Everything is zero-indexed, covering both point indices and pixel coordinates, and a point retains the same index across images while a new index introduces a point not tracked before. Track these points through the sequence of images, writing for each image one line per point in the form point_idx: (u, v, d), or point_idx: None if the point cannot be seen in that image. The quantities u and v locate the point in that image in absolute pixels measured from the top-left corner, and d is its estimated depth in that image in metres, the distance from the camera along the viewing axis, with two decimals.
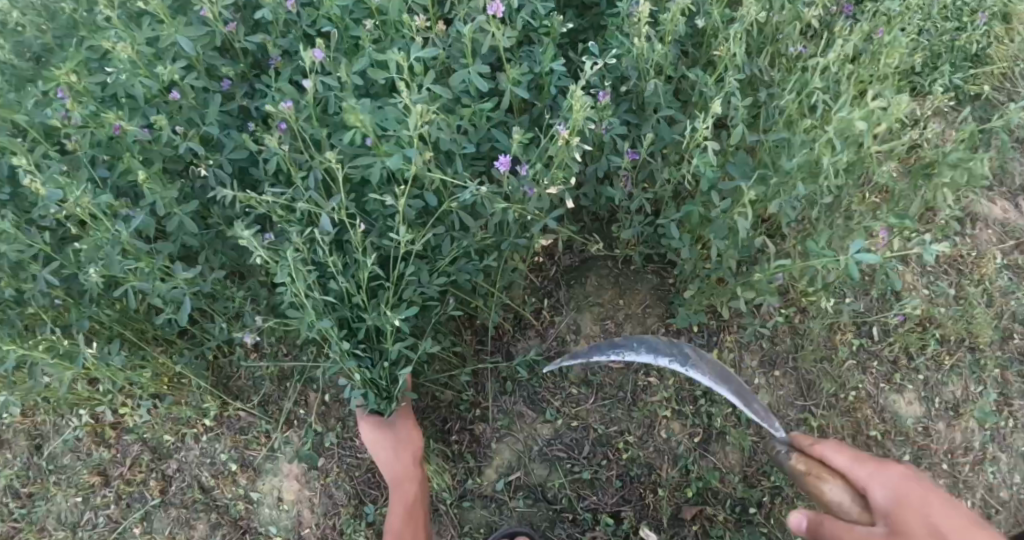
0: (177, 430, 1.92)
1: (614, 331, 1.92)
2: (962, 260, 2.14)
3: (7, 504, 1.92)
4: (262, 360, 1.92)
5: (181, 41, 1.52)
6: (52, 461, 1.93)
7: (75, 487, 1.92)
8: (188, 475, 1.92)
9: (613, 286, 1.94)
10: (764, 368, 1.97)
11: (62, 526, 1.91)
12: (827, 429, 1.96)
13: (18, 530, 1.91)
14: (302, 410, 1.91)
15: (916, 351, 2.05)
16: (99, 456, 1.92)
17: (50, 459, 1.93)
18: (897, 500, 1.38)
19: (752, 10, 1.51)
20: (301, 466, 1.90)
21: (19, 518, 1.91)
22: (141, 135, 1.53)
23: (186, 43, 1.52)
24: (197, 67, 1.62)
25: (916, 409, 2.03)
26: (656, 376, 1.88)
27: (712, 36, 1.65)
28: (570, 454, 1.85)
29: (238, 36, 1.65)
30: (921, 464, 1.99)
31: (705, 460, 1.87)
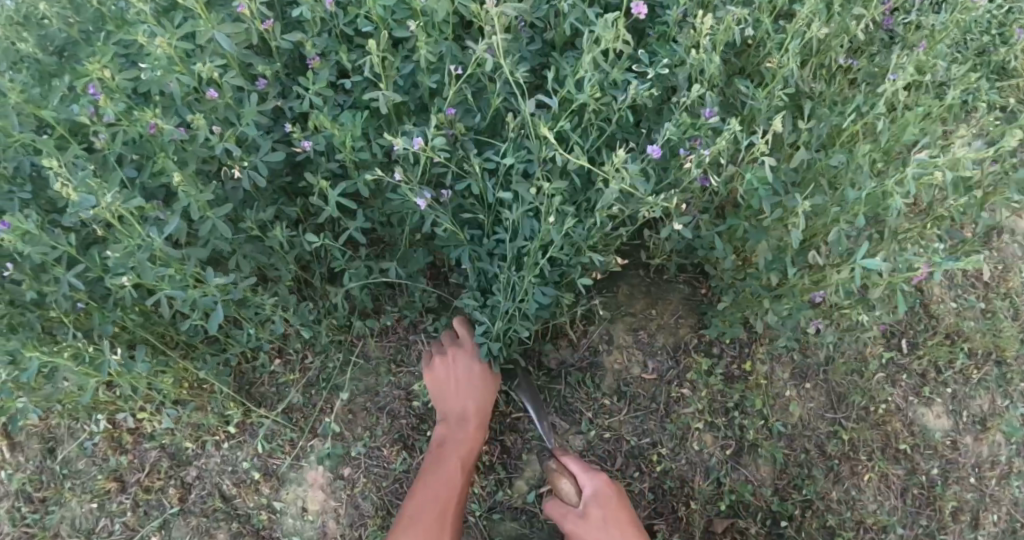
0: (197, 437, 1.84)
1: (647, 341, 1.90)
2: (989, 274, 2.14)
3: (19, 509, 1.83)
4: (286, 367, 1.86)
5: (220, 38, 1.47)
6: (66, 466, 1.83)
7: (89, 493, 1.82)
8: (208, 483, 1.83)
9: (645, 295, 1.93)
10: (796, 380, 1.95)
11: (76, 533, 1.82)
12: (858, 441, 1.94)
13: (29, 537, 1.82)
14: (328, 418, 1.85)
15: (944, 364, 2.04)
16: (117, 462, 1.83)
17: (64, 464, 1.83)
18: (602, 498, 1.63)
19: (806, 20, 1.49)
20: (326, 476, 1.84)
21: (31, 524, 1.82)
22: (177, 135, 1.48)
23: (226, 40, 1.47)
24: (233, 64, 1.58)
25: (944, 422, 2.02)
26: (689, 388, 1.87)
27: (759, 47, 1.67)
28: (603, 466, 1.82)
29: (275, 34, 1.61)
30: (950, 478, 1.98)
31: (737, 473, 1.86)
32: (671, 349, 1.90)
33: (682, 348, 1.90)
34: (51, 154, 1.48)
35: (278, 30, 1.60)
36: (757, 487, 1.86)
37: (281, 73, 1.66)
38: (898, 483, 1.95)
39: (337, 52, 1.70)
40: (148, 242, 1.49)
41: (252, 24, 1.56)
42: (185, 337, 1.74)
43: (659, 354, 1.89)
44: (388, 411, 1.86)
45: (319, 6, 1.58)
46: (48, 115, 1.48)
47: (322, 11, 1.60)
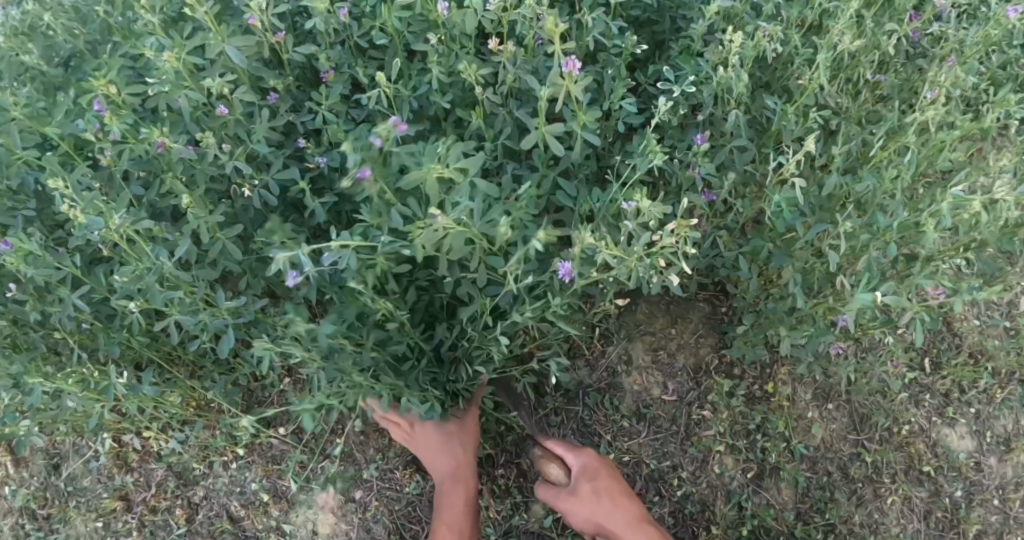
0: (205, 456, 1.79)
1: (667, 361, 1.85)
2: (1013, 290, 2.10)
3: (23, 526, 1.76)
4: (298, 386, 1.82)
5: (230, 52, 1.42)
6: (71, 483, 1.77)
7: (95, 511, 1.76)
8: (216, 504, 1.78)
9: (666, 314, 1.88)
10: (818, 401, 1.90)
11: None
12: (881, 463, 1.89)
13: None
14: (338, 440, 1.80)
15: (968, 384, 2.00)
16: (123, 481, 1.77)
17: (68, 481, 1.77)
18: (583, 465, 1.63)
19: (838, 37, 1.44)
20: (338, 498, 1.79)
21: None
22: (186, 154, 1.43)
23: (236, 54, 1.42)
24: (243, 78, 1.53)
25: (968, 443, 1.98)
26: (710, 409, 1.82)
27: (787, 64, 1.62)
28: (621, 490, 1.77)
29: (287, 47, 1.55)
30: (973, 501, 1.94)
31: (758, 497, 1.81)
32: (692, 369, 1.85)
33: (702, 369, 1.85)
34: (56, 172, 1.43)
35: (290, 43, 1.55)
36: (778, 512, 1.81)
37: (292, 87, 1.61)
38: (921, 506, 1.91)
39: (351, 64, 1.65)
40: (155, 263, 1.44)
41: (263, 36, 1.51)
42: (193, 356, 1.69)
43: (679, 375, 1.84)
44: (402, 433, 1.82)
45: (333, 17, 1.53)
46: (53, 130, 1.42)
47: (336, 23, 1.55)
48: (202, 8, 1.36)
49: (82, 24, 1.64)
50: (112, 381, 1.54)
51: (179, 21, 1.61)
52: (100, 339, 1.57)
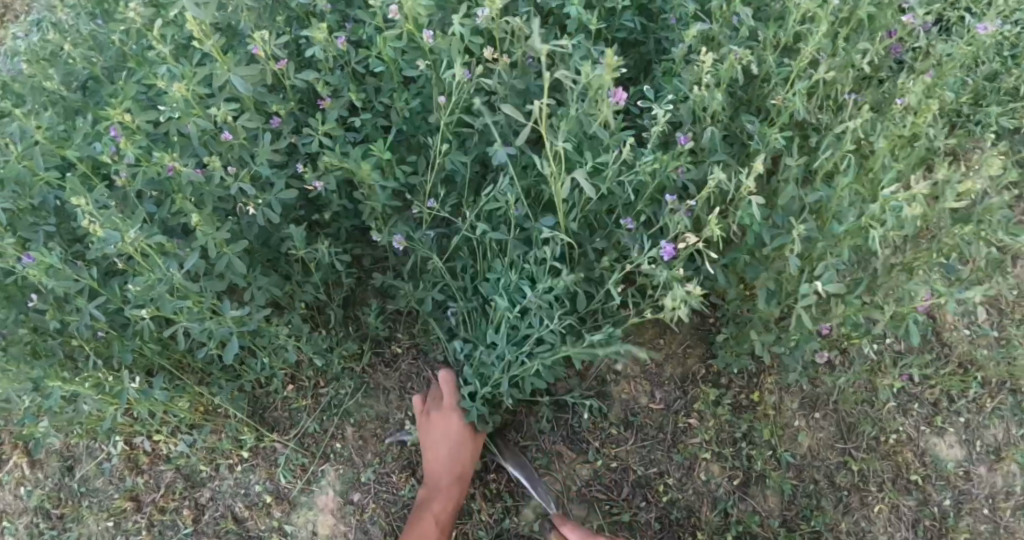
0: (212, 459, 1.87)
1: (655, 371, 1.90)
2: (1003, 300, 2.13)
3: (38, 525, 1.85)
4: (300, 393, 1.90)
5: (236, 81, 1.51)
6: (84, 484, 1.87)
7: (106, 511, 1.85)
8: (221, 505, 1.86)
9: (655, 325, 1.93)
10: (804, 410, 1.94)
11: None
12: (867, 472, 1.93)
13: None
14: (339, 444, 1.89)
15: (958, 393, 2.03)
16: (133, 482, 1.86)
17: (81, 482, 1.87)
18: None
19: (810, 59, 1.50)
20: (337, 500, 1.86)
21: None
22: (195, 176, 1.53)
23: (241, 82, 1.51)
24: (248, 104, 1.62)
25: (957, 452, 2.00)
26: (696, 417, 1.87)
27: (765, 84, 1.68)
28: (609, 495, 1.83)
29: (289, 73, 1.65)
30: (962, 509, 1.96)
31: (744, 504, 1.86)
32: (679, 379, 1.90)
33: (690, 378, 1.90)
34: (73, 192, 1.53)
35: (292, 69, 1.64)
36: (764, 518, 1.85)
37: (295, 109, 1.70)
38: (909, 514, 1.94)
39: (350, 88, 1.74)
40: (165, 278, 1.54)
41: (266, 63, 1.60)
42: (200, 364, 1.79)
43: (667, 384, 1.90)
44: (399, 438, 1.90)
45: (333, 45, 1.62)
46: (71, 154, 1.53)
47: (335, 50, 1.64)
48: (208, 41, 1.45)
49: (99, 52, 1.75)
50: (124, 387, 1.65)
51: (189, 48, 1.71)
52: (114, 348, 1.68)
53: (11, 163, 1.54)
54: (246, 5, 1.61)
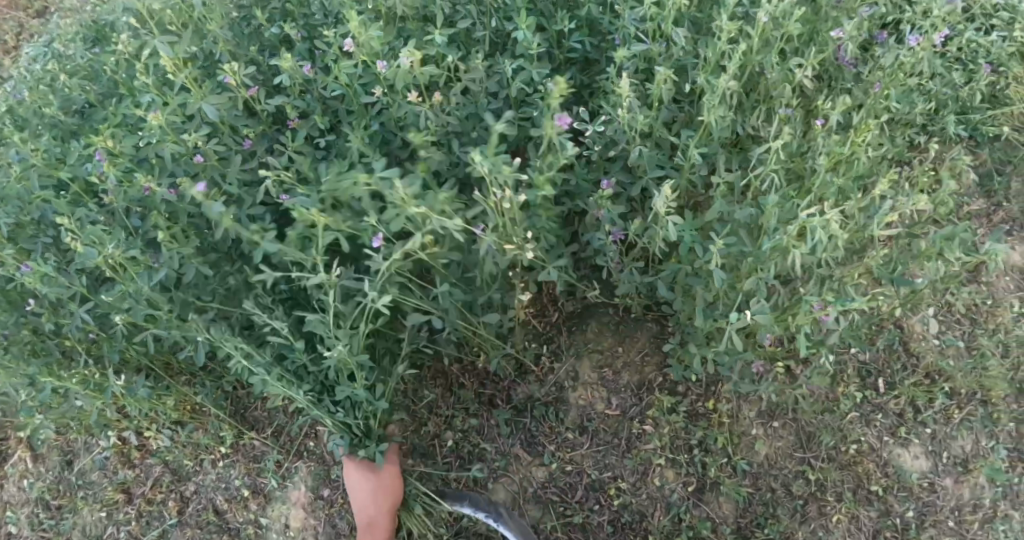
0: (196, 455, 2.01)
1: (612, 378, 1.96)
2: (975, 310, 2.13)
3: (39, 514, 2.03)
4: (278, 394, 2.02)
5: (206, 109, 1.67)
6: (81, 477, 2.03)
7: (100, 503, 2.01)
8: (204, 498, 2.00)
9: (614, 333, 2.00)
10: (762, 419, 1.97)
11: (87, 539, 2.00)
12: (825, 482, 1.94)
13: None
14: (312, 442, 2.00)
15: (924, 404, 2.02)
16: (124, 475, 2.01)
17: (79, 475, 2.03)
18: None
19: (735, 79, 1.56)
20: (308, 495, 1.97)
21: (48, 528, 2.02)
22: (168, 196, 1.69)
23: (211, 110, 1.66)
24: (222, 128, 1.77)
25: (922, 463, 1.99)
26: (651, 424, 1.92)
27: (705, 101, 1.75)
28: (563, 498, 1.89)
29: (260, 99, 1.79)
30: (926, 521, 1.95)
31: (698, 509, 1.90)
32: (636, 386, 1.95)
33: (646, 386, 1.95)
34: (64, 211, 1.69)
35: (262, 96, 1.79)
36: (717, 524, 1.89)
37: (266, 132, 1.85)
38: (869, 525, 1.94)
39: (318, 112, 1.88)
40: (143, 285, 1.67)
41: (237, 91, 1.75)
42: (183, 365, 1.91)
43: (623, 391, 1.95)
44: None
45: (297, 73, 1.76)
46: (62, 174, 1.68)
47: (300, 78, 1.78)
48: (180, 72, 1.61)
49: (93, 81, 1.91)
50: (111, 384, 1.77)
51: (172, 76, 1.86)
52: (103, 351, 1.82)
53: (11, 183, 1.70)
54: (222, 38, 1.76)
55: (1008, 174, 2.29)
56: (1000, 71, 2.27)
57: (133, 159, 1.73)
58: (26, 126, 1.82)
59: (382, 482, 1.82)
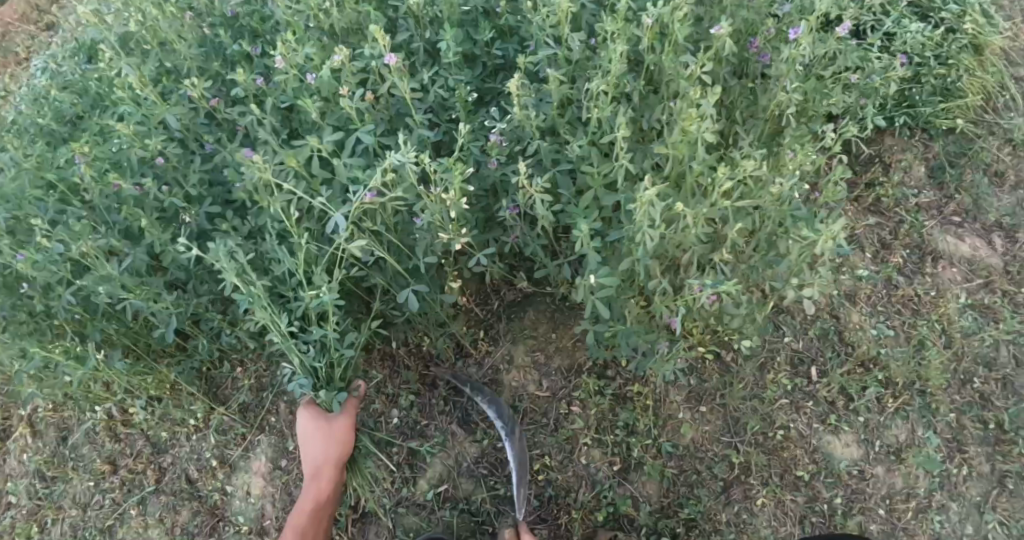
0: (172, 429, 2.24)
1: (543, 362, 2.08)
2: (918, 300, 2.14)
3: (35, 484, 2.27)
4: (245, 373, 2.24)
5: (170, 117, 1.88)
6: (73, 450, 2.28)
7: (89, 473, 2.25)
8: (179, 468, 2.22)
9: (549, 320, 2.11)
10: (690, 403, 2.04)
11: (76, 505, 2.24)
12: (750, 466, 1.99)
13: (41, 507, 2.26)
14: (273, 417, 2.20)
15: (857, 392, 2.05)
16: (111, 448, 2.26)
17: (72, 448, 2.28)
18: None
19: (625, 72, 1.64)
20: (267, 465, 2.18)
21: (43, 497, 2.26)
22: (134, 194, 1.92)
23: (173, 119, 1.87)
24: (187, 135, 1.98)
25: (853, 451, 2.01)
26: (579, 405, 2.03)
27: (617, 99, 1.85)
28: (494, 472, 2.03)
29: (221, 109, 1.98)
30: (853, 508, 1.97)
31: (622, 488, 1.98)
32: (566, 370, 2.06)
33: (575, 369, 2.06)
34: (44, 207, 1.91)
35: (221, 106, 1.99)
36: (639, 502, 1.97)
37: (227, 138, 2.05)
38: (796, 510, 1.97)
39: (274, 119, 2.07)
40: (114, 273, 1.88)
41: (199, 102, 1.96)
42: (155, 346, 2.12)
43: (554, 374, 2.06)
44: None
45: (252, 85, 1.96)
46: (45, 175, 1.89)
47: (255, 89, 1.98)
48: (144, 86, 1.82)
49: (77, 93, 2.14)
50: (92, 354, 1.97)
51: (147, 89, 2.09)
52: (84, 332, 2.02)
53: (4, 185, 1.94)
54: (187, 54, 1.98)
55: (960, 166, 2.29)
56: (951, 64, 2.26)
57: (108, 162, 1.95)
58: (14, 134, 2.03)
59: (332, 430, 1.92)
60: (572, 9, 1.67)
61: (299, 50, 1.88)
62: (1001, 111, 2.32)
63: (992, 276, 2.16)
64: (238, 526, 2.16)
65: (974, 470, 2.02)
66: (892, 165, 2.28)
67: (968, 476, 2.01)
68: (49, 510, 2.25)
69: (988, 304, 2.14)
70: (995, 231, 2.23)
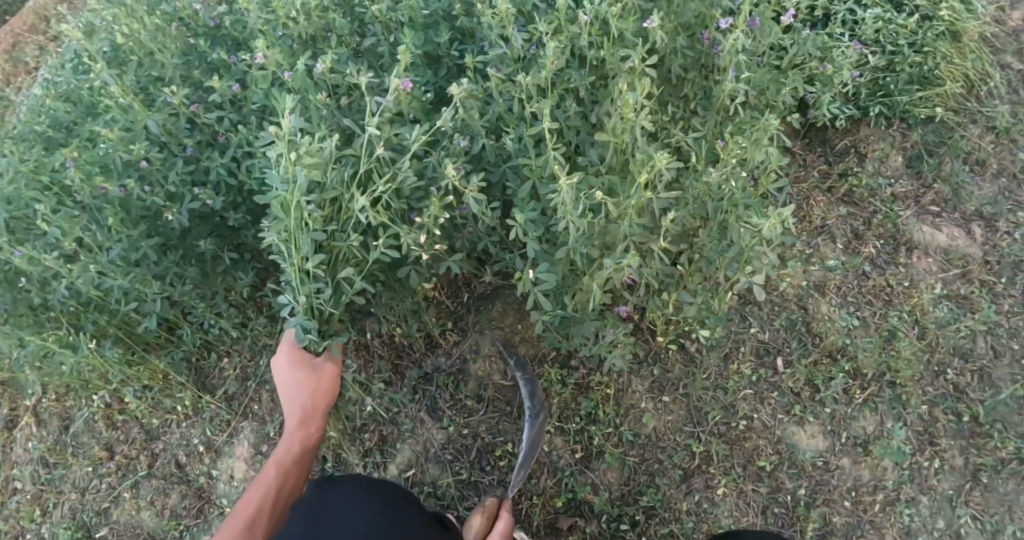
0: (162, 416, 2.37)
1: (508, 352, 2.12)
2: (891, 291, 2.11)
3: (39, 470, 2.43)
4: (230, 363, 2.37)
5: (150, 123, 2.00)
6: (74, 437, 2.42)
7: (87, 459, 2.40)
8: (170, 453, 2.35)
9: (515, 311, 2.16)
10: (652, 394, 2.06)
11: (75, 489, 2.39)
12: (711, 456, 2.00)
13: (44, 491, 2.41)
14: (257, 405, 2.32)
15: (823, 383, 2.03)
16: (108, 435, 2.40)
17: (73, 436, 2.43)
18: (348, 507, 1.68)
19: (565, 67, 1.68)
20: (250, 450, 2.30)
21: (45, 482, 2.41)
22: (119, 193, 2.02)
23: (153, 124, 1.99)
24: (169, 139, 2.10)
25: (818, 443, 2.00)
26: (542, 394, 2.06)
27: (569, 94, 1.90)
28: (459, 458, 2.08)
29: (201, 113, 2.10)
30: (817, 500, 1.96)
31: (583, 475, 2.01)
32: (530, 359, 2.10)
33: (539, 358, 2.10)
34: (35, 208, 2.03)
35: (201, 111, 2.11)
36: (599, 490, 2.00)
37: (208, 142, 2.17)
38: (758, 501, 1.97)
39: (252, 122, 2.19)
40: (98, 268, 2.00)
41: (180, 108, 2.07)
42: (144, 338, 2.24)
43: (519, 363, 2.10)
44: None
45: (228, 90, 2.07)
46: (37, 178, 2.02)
47: (231, 94, 2.09)
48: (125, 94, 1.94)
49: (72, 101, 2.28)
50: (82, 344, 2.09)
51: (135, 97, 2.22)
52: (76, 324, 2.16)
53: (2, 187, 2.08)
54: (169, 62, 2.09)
55: (940, 155, 2.25)
56: (927, 51, 2.22)
57: (96, 165, 2.08)
58: (14, 141, 2.19)
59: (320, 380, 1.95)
60: (514, 9, 1.73)
61: (268, 55, 1.98)
62: (982, 98, 2.27)
63: (969, 266, 2.12)
64: (221, 508, 2.28)
65: (946, 463, 1.97)
66: (867, 156, 2.26)
67: (940, 470, 1.97)
68: (50, 494, 2.40)
69: (965, 294, 2.10)
70: (975, 220, 2.18)
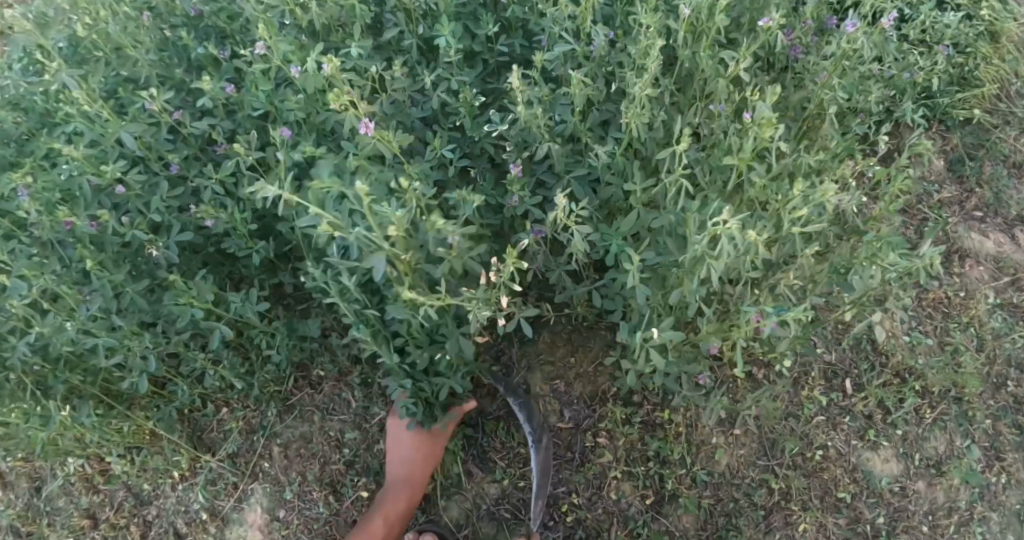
0: (155, 479, 2.00)
1: (564, 391, 1.90)
2: (948, 302, 2.04)
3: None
4: (231, 414, 2.01)
5: (126, 137, 1.68)
6: (49, 503, 2.01)
7: (67, 529, 2.00)
8: (165, 522, 1.99)
9: (567, 343, 1.93)
10: (722, 427, 1.91)
11: None
12: (790, 491, 1.87)
13: None
14: (267, 463, 1.99)
15: (893, 404, 1.95)
16: (89, 501, 2.00)
17: (46, 501, 2.01)
18: None
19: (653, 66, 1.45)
20: (264, 517, 1.96)
21: None
22: (90, 229, 1.70)
23: (130, 139, 1.67)
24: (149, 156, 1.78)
25: (893, 467, 1.91)
26: (606, 436, 1.86)
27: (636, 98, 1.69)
28: (517, 514, 1.85)
29: (185, 124, 1.79)
30: (897, 527, 1.87)
31: (657, 523, 1.84)
32: (588, 398, 1.90)
33: (599, 396, 1.89)
34: None
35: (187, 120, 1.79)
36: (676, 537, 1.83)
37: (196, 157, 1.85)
38: (839, 533, 1.87)
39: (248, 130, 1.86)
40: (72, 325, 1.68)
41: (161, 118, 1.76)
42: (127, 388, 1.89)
43: (576, 403, 1.89)
44: (320, 457, 1.98)
45: (220, 94, 1.75)
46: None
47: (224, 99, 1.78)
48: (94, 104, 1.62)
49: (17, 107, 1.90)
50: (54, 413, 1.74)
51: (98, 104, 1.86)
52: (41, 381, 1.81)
53: None
54: (144, 62, 1.79)
55: (980, 159, 2.19)
56: (968, 52, 2.18)
57: (58, 190, 1.74)
58: None
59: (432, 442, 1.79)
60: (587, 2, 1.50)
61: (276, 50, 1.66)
62: (1016, 98, 2.22)
63: (1019, 274, 2.07)
64: None
65: (1015, 478, 1.92)
66: (911, 161, 2.18)
67: (1010, 486, 1.91)
68: None
69: (1018, 302, 2.05)
70: (1018, 225, 2.14)
